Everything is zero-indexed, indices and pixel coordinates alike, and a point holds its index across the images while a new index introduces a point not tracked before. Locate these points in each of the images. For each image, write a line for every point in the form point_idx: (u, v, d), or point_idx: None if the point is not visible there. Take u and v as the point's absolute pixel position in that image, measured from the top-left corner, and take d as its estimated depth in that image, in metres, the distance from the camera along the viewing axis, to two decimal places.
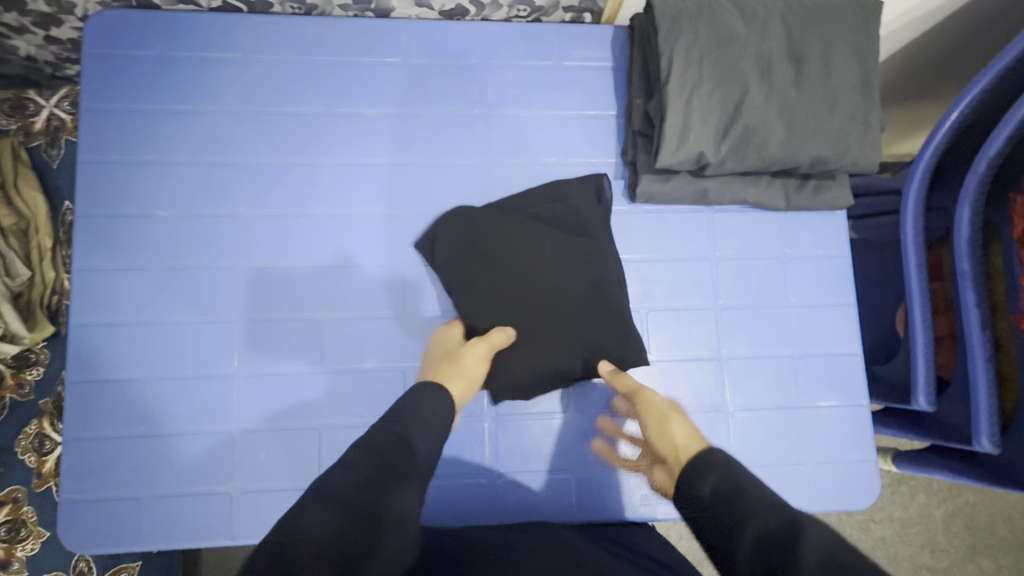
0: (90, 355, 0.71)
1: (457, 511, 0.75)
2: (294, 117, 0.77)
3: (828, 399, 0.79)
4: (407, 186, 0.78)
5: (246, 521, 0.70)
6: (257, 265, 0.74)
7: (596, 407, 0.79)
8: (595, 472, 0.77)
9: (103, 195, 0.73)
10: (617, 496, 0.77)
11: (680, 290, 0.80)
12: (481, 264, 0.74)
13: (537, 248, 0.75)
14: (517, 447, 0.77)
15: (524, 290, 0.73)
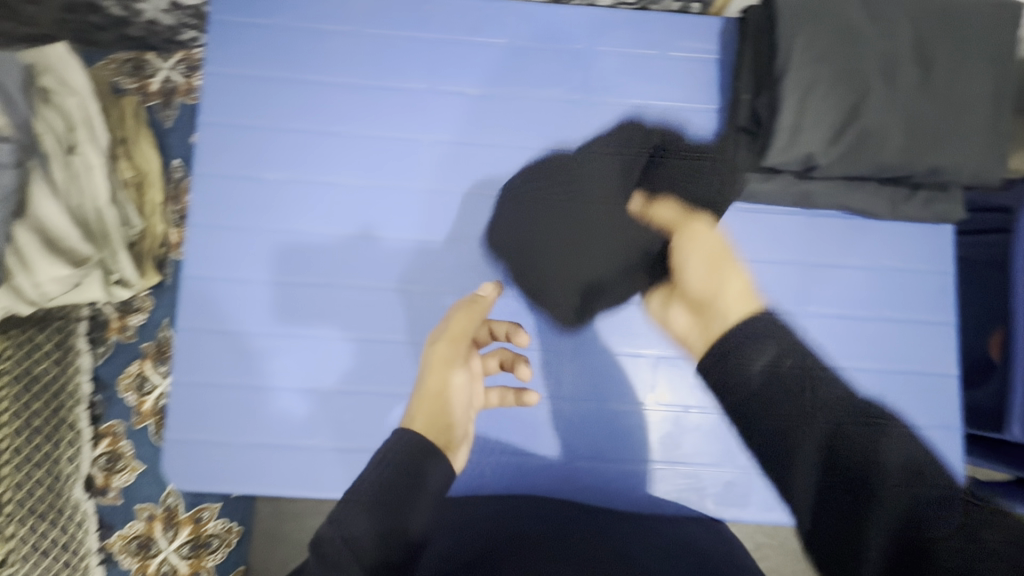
0: (199, 306, 0.75)
1: (525, 490, 0.76)
2: (399, 92, 0.79)
3: (919, 420, 0.76)
4: (503, 167, 0.79)
5: (324, 477, 0.73)
6: (356, 233, 0.77)
7: (674, 404, 0.78)
8: (668, 469, 0.77)
9: (219, 155, 0.77)
10: (688, 494, 0.77)
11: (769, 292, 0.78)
12: (535, 229, 0.79)
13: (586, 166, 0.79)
14: (590, 434, 0.77)
15: (580, 248, 0.79)
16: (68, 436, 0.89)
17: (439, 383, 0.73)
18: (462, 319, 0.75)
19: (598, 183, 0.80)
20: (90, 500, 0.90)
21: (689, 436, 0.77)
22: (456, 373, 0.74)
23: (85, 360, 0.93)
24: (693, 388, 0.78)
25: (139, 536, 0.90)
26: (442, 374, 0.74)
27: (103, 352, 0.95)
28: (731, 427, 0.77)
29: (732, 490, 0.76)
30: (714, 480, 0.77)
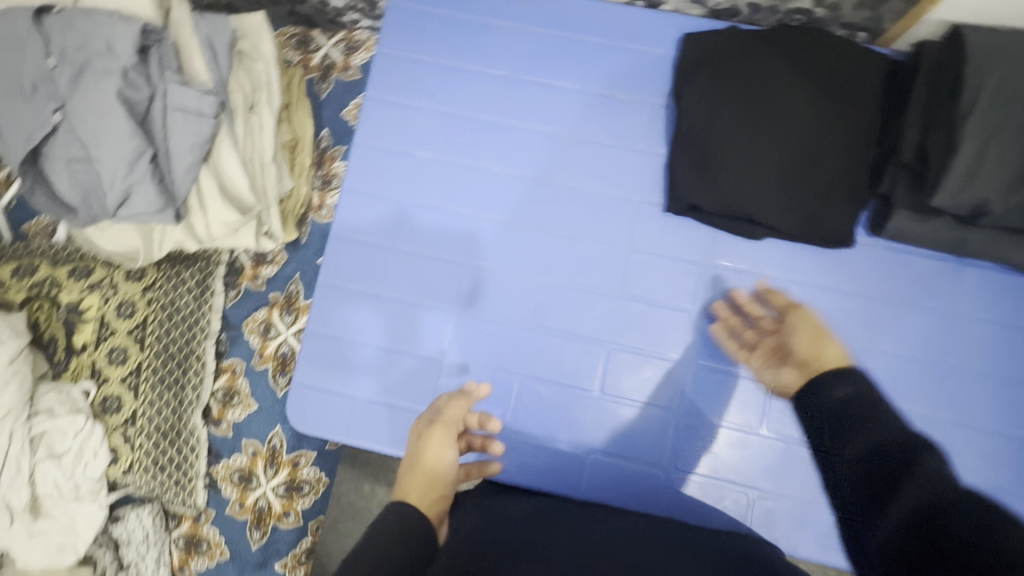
0: (341, 264, 0.81)
1: (621, 493, 0.76)
2: (552, 89, 0.83)
3: None
4: (643, 174, 0.82)
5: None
6: (494, 216, 0.81)
7: (790, 433, 0.76)
8: (774, 499, 0.74)
9: (380, 128, 0.83)
10: (793, 531, 0.73)
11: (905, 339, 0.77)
12: (729, 126, 0.76)
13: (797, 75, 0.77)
14: (693, 451, 0.76)
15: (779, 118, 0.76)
16: (194, 367, 0.98)
17: (431, 459, 0.65)
18: (453, 405, 0.70)
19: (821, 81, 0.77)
20: (205, 428, 0.97)
21: (803, 469, 0.75)
22: (450, 453, 0.66)
23: (218, 301, 1.01)
24: None
25: (243, 469, 0.97)
26: (436, 456, 0.65)
27: (234, 295, 1.02)
28: None
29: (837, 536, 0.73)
30: (819, 522, 0.73)
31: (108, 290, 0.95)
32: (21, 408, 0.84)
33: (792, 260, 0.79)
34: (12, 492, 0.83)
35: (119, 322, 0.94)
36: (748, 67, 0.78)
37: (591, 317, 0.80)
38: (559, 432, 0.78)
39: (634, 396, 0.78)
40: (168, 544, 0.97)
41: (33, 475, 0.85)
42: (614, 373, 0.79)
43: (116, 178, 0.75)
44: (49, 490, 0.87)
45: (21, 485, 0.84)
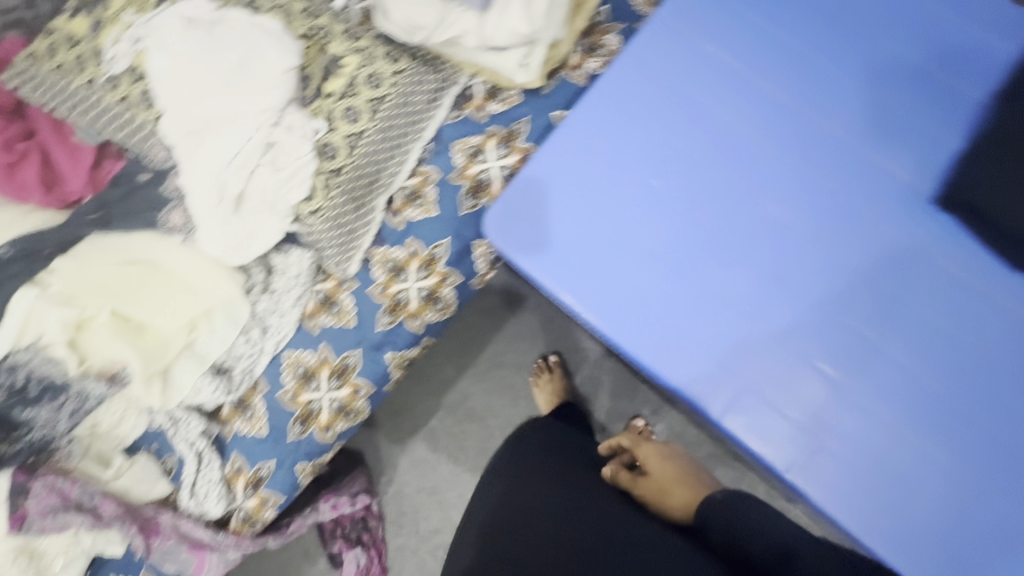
0: (595, 111, 0.85)
1: (749, 429, 0.77)
2: (864, 43, 0.83)
3: None
4: (916, 156, 0.80)
5: (600, 302, 0.80)
6: (750, 130, 0.83)
7: (941, 454, 0.74)
8: (894, 504, 0.74)
9: (689, 10, 0.86)
10: (898, 539, 0.73)
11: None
12: None
13: None
14: (835, 424, 0.76)
15: None
16: (397, 159, 1.06)
17: None
18: None
19: None
20: (382, 214, 1.06)
21: (938, 490, 0.73)
22: None
23: (440, 114, 1.08)
24: (963, 449, 0.74)
25: (399, 262, 1.03)
26: None
27: (456, 115, 1.08)
28: (983, 512, 0.73)
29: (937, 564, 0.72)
30: (925, 544, 0.73)
31: (366, 60, 1.04)
32: (273, 112, 0.95)
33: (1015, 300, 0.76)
34: (236, 179, 0.96)
35: (363, 89, 1.03)
36: None
37: (798, 262, 0.79)
38: (720, 349, 0.78)
39: (804, 351, 0.77)
40: (308, 292, 1.06)
41: (254, 176, 0.97)
42: (794, 321, 0.78)
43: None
44: (257, 194, 0.99)
45: (243, 178, 0.97)
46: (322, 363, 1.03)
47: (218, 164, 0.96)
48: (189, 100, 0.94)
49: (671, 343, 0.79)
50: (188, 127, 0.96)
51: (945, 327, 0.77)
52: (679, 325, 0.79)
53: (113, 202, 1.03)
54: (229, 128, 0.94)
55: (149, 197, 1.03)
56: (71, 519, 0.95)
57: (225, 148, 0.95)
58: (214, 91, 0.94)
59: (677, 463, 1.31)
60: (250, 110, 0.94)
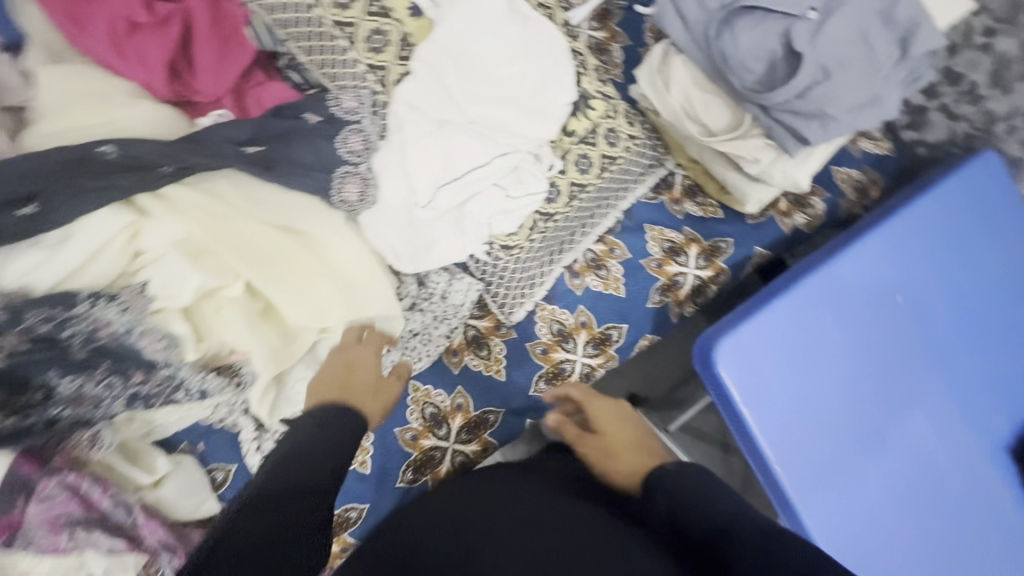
0: (825, 281, 0.93)
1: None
2: (1011, 314, 1.03)
3: None
4: (1011, 412, 1.02)
5: (788, 455, 0.87)
6: (922, 347, 0.98)
7: None
8: None
9: (911, 227, 0.99)
10: None
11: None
12: None
13: None
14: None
15: None
16: (597, 221, 0.99)
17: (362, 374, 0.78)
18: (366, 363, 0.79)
19: None
20: (562, 269, 0.98)
21: None
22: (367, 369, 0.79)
23: (642, 190, 1.04)
24: None
25: (565, 327, 0.97)
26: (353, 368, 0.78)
27: (653, 198, 1.05)
28: None
29: None
30: None
31: (610, 112, 0.96)
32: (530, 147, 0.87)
33: None
34: (459, 189, 0.82)
35: (601, 142, 0.95)
36: None
37: (931, 466, 0.94)
38: (862, 526, 0.89)
39: (918, 544, 0.91)
40: (459, 325, 0.95)
41: (478, 194, 0.85)
42: (917, 516, 0.92)
43: (815, 105, 0.80)
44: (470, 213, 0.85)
45: (467, 191, 0.84)
46: (456, 409, 0.92)
47: (448, 165, 0.81)
48: (453, 84, 0.80)
49: (830, 510, 0.88)
50: (433, 113, 0.81)
51: (1010, 551, 0.95)
52: (838, 495, 0.89)
53: (273, 139, 0.77)
54: (484, 137, 0.82)
55: (319, 150, 0.78)
56: (95, 539, 0.68)
57: (469, 155, 0.82)
58: (488, 92, 0.82)
59: (628, 435, 0.84)
60: (510, 127, 0.84)
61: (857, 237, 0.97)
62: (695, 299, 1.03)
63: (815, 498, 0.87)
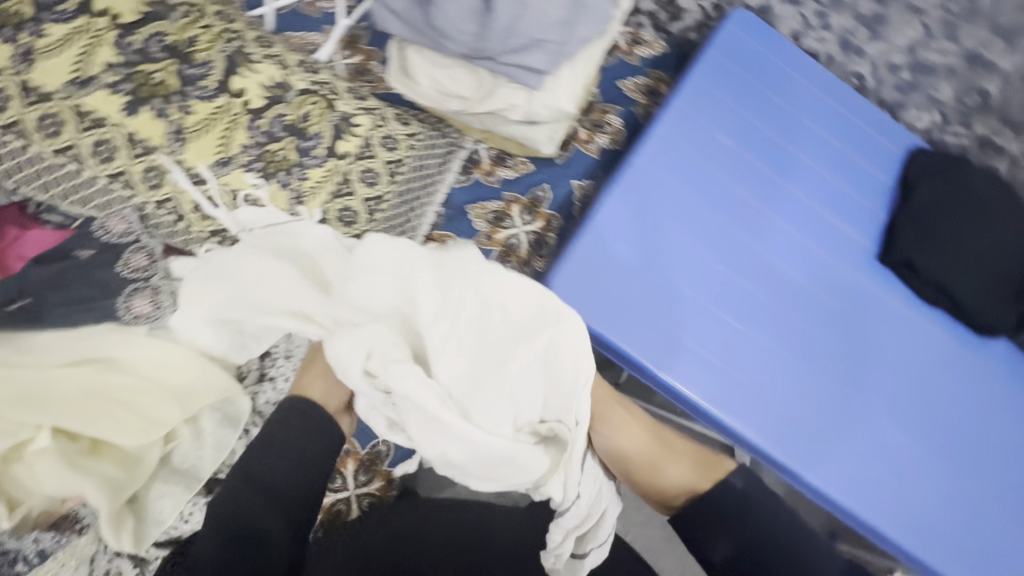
0: (631, 184, 0.97)
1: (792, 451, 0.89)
2: (822, 136, 1.06)
3: None
4: (865, 222, 1.04)
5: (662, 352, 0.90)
6: (750, 202, 1.01)
7: (914, 451, 0.93)
8: (899, 497, 0.90)
9: (692, 102, 1.02)
10: (906, 526, 0.89)
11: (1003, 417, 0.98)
12: (960, 225, 0.98)
13: (1008, 204, 1.00)
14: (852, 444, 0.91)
15: (990, 234, 0.98)
16: (413, 224, 0.99)
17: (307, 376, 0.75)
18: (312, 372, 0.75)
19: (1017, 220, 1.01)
20: None
21: (919, 480, 0.91)
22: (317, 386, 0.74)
23: (450, 177, 1.06)
24: (934, 446, 0.94)
25: None
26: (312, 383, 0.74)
27: (465, 178, 1.06)
28: (952, 493, 0.92)
29: (933, 539, 0.89)
30: (926, 524, 0.89)
31: (369, 121, 0.98)
32: (308, 189, 0.90)
33: (943, 328, 1.00)
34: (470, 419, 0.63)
35: (380, 151, 0.97)
36: (977, 190, 1.01)
37: (800, 303, 0.97)
38: (754, 385, 0.92)
39: (820, 384, 0.94)
40: None
41: (500, 338, 0.63)
42: (807, 357, 0.95)
43: (524, 31, 0.83)
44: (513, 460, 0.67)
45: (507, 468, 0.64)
46: (346, 456, 0.89)
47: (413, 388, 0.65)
48: (300, 285, 0.68)
49: (717, 382, 0.91)
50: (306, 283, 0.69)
51: (908, 355, 0.98)
52: (722, 367, 0.92)
53: (41, 289, 0.75)
54: (372, 319, 0.64)
55: (93, 278, 0.77)
56: None
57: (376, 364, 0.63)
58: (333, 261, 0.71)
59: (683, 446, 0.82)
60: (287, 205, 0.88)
61: (648, 131, 1.00)
62: (541, 252, 1.03)
63: (700, 377, 0.90)
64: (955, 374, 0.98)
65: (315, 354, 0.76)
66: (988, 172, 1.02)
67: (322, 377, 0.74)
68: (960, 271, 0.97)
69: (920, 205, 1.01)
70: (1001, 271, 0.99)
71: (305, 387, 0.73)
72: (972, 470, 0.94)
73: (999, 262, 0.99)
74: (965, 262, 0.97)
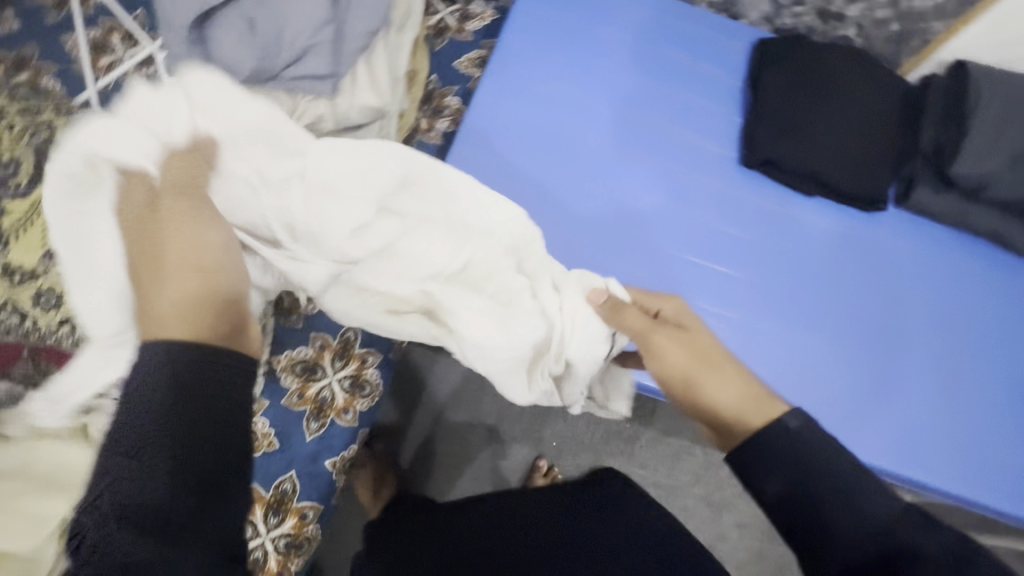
0: (466, 156, 0.93)
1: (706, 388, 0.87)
2: (657, 55, 1.02)
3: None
4: (720, 130, 1.00)
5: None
6: (596, 142, 0.97)
7: (814, 347, 0.89)
8: (806, 397, 0.86)
9: (512, 61, 1.00)
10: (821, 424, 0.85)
11: (983, 309, 0.94)
12: (809, 106, 0.95)
13: (854, 73, 0.97)
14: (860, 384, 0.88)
15: (842, 107, 0.95)
16: None
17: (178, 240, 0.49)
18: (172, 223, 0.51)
19: (869, 84, 0.97)
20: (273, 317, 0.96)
21: (823, 374, 0.88)
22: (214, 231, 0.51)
23: None
24: (836, 335, 0.90)
25: (308, 360, 0.96)
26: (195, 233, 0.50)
27: None
28: (862, 378, 0.88)
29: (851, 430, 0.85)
30: (841, 417, 0.86)
31: None
32: None
33: (843, 218, 0.96)
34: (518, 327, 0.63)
35: None
36: (821, 65, 0.97)
37: (669, 229, 0.94)
38: None
39: (787, 319, 0.90)
40: None
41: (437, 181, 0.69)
42: (823, 316, 0.91)
43: (295, 41, 0.81)
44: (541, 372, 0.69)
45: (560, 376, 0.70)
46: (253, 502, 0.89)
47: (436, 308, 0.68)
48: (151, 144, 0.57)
49: None
50: (327, 205, 0.62)
51: (874, 262, 0.94)
52: None
53: None
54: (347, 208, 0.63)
55: None
56: None
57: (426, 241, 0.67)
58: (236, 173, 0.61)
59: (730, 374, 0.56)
60: None
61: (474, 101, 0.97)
62: None
63: None
64: (846, 256, 0.95)
65: (176, 229, 0.50)
66: (827, 46, 1.00)
67: (190, 319, 0.43)
68: (823, 157, 0.93)
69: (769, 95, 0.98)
70: (866, 143, 0.94)
71: (151, 295, 0.46)
72: (953, 368, 0.91)
73: (862, 135, 0.94)
74: (824, 141, 0.94)
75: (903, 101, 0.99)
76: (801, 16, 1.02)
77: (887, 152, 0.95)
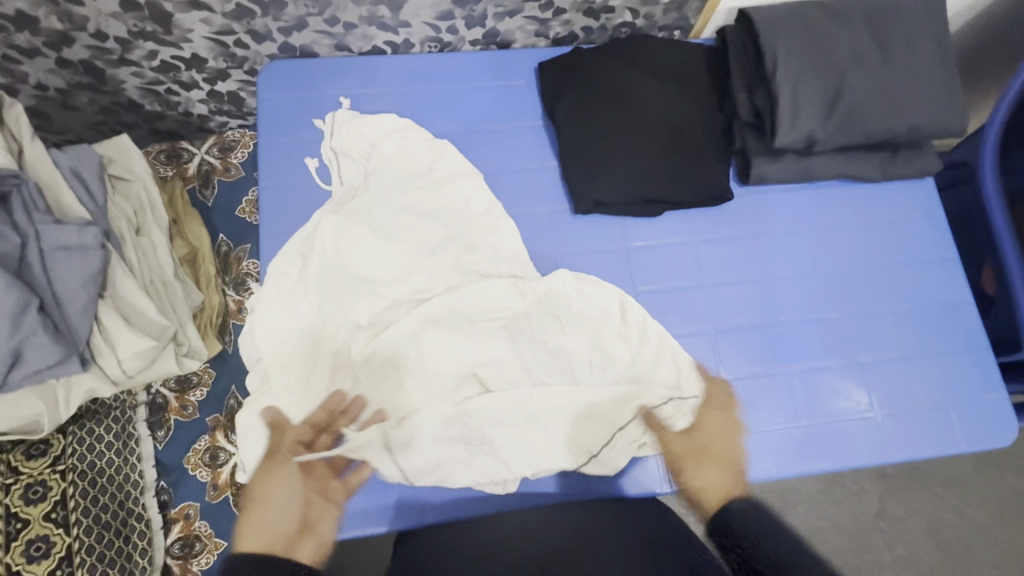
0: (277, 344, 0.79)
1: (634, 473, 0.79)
2: (441, 132, 0.89)
3: (941, 348, 0.86)
4: (538, 187, 0.89)
5: None
6: None
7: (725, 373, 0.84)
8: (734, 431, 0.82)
9: (277, 210, 0.83)
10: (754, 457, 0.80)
11: (912, 242, 0.90)
12: (614, 131, 0.86)
13: (642, 71, 0.88)
14: (807, 363, 0.85)
15: (647, 113, 0.86)
16: (137, 529, 0.86)
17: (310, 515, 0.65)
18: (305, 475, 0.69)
19: (665, 73, 0.89)
20: None
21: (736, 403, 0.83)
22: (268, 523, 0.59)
23: (147, 446, 0.91)
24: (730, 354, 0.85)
25: None
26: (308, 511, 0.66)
27: (163, 437, 0.92)
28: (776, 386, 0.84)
29: (787, 445, 0.81)
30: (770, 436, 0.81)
31: (6, 476, 0.79)
32: None
33: (693, 221, 0.89)
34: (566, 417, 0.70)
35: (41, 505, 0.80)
36: (607, 74, 0.87)
37: None
38: None
39: (721, 323, 0.86)
40: None
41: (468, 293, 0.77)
42: (753, 302, 0.87)
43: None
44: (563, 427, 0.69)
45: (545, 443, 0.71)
46: None
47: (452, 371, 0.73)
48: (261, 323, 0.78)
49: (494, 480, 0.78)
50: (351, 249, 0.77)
51: (753, 246, 0.89)
52: None
53: None
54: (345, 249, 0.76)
55: None
56: None
57: (477, 406, 0.73)
58: (441, 264, 0.78)
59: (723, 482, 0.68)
60: None
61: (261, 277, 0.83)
62: None
63: None
64: (714, 263, 0.88)
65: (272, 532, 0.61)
66: (606, 49, 0.90)
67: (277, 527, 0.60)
68: (650, 178, 0.85)
69: (568, 125, 0.87)
70: (682, 145, 0.86)
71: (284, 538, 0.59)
72: (900, 314, 0.87)
73: (676, 136, 0.86)
74: (643, 159, 0.85)
75: (707, 72, 0.91)
76: (570, 21, 0.91)
77: (710, 139, 0.88)
